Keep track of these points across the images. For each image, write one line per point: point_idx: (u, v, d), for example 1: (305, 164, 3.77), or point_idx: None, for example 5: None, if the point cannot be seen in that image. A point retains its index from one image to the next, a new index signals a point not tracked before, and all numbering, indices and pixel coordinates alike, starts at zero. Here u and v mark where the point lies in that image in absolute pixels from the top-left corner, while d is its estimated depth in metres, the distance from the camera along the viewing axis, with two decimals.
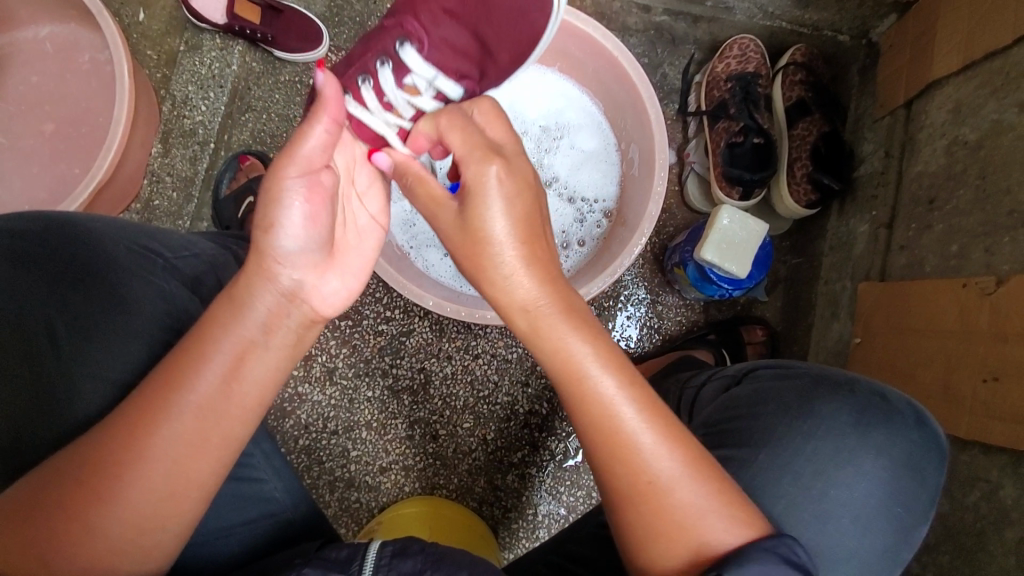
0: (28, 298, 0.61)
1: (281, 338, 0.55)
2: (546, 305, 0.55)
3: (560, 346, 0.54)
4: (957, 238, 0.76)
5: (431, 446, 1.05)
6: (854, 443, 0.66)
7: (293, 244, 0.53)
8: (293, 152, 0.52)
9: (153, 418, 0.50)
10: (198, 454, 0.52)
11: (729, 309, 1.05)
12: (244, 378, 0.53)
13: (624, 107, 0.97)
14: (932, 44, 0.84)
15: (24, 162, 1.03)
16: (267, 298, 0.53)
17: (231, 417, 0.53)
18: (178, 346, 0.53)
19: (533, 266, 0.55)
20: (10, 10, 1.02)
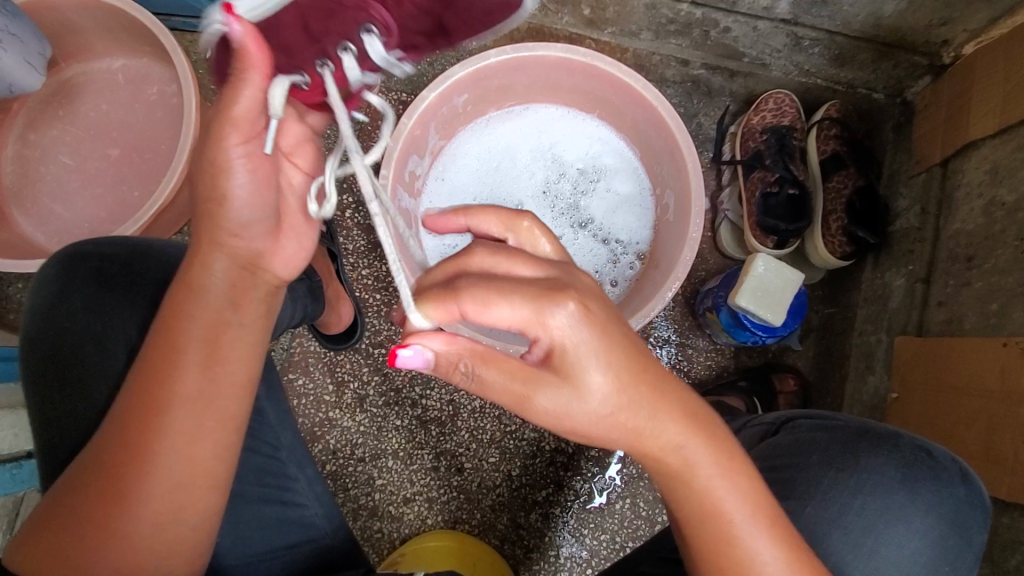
0: (99, 313, 0.64)
1: (251, 311, 0.57)
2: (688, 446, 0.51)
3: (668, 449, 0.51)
4: (997, 296, 0.76)
5: (455, 479, 1.05)
6: (902, 500, 0.66)
7: (244, 212, 0.52)
8: (226, 118, 0.48)
9: (173, 411, 0.54)
10: (196, 440, 0.55)
11: (760, 357, 1.06)
12: (223, 359, 0.55)
13: (660, 155, 1.00)
14: (967, 108, 0.85)
15: (88, 184, 1.10)
16: (221, 268, 0.54)
17: (226, 397, 0.56)
18: (156, 335, 0.55)
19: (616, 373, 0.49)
20: (88, 43, 1.10)
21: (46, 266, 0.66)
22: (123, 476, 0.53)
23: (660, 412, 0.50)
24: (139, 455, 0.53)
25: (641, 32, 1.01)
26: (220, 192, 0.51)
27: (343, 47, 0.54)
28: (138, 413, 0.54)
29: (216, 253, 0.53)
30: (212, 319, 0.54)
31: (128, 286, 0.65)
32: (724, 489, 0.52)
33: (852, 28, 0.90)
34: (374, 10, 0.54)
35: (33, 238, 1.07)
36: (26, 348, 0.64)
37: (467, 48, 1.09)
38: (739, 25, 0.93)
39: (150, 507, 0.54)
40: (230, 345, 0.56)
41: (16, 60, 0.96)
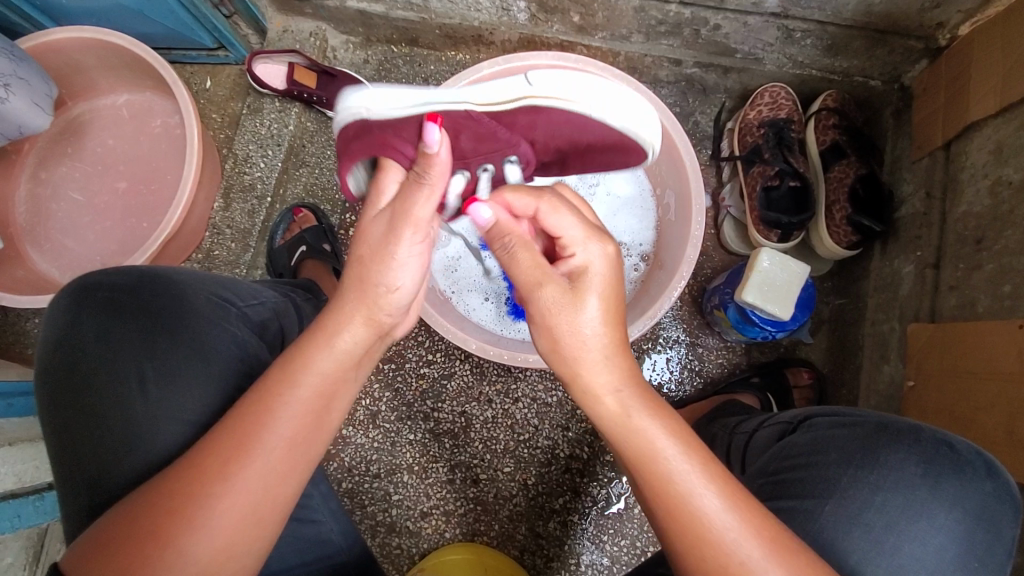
0: (111, 342, 0.65)
1: (361, 373, 0.59)
2: (627, 397, 0.53)
3: (639, 437, 0.52)
4: (1009, 277, 0.74)
5: (471, 491, 1.04)
6: (925, 496, 0.64)
7: (404, 295, 0.58)
8: (408, 216, 0.55)
9: (246, 445, 0.52)
10: (282, 480, 0.54)
11: (772, 352, 1.06)
12: (333, 409, 0.57)
13: (658, 156, 0.99)
14: (966, 88, 0.84)
15: (99, 218, 1.13)
16: (355, 331, 0.56)
17: (314, 443, 0.56)
18: (267, 374, 0.55)
19: (618, 359, 0.54)
20: (93, 83, 1.12)
21: (58, 299, 0.68)
22: (184, 515, 0.50)
23: (612, 343, 0.54)
24: (205, 493, 0.51)
25: (631, 35, 1.01)
26: (388, 280, 0.56)
27: (483, 168, 0.69)
28: (224, 445, 0.52)
29: (355, 314, 0.56)
30: (333, 376, 0.56)
31: (142, 314, 0.66)
32: (658, 433, 0.52)
33: (843, 17, 0.88)
34: (520, 150, 0.68)
35: (47, 274, 1.09)
36: (41, 381, 0.65)
37: (460, 62, 1.15)
38: (728, 21, 0.93)
39: (207, 543, 0.50)
40: (340, 402, 0.58)
41: (24, 102, 0.98)
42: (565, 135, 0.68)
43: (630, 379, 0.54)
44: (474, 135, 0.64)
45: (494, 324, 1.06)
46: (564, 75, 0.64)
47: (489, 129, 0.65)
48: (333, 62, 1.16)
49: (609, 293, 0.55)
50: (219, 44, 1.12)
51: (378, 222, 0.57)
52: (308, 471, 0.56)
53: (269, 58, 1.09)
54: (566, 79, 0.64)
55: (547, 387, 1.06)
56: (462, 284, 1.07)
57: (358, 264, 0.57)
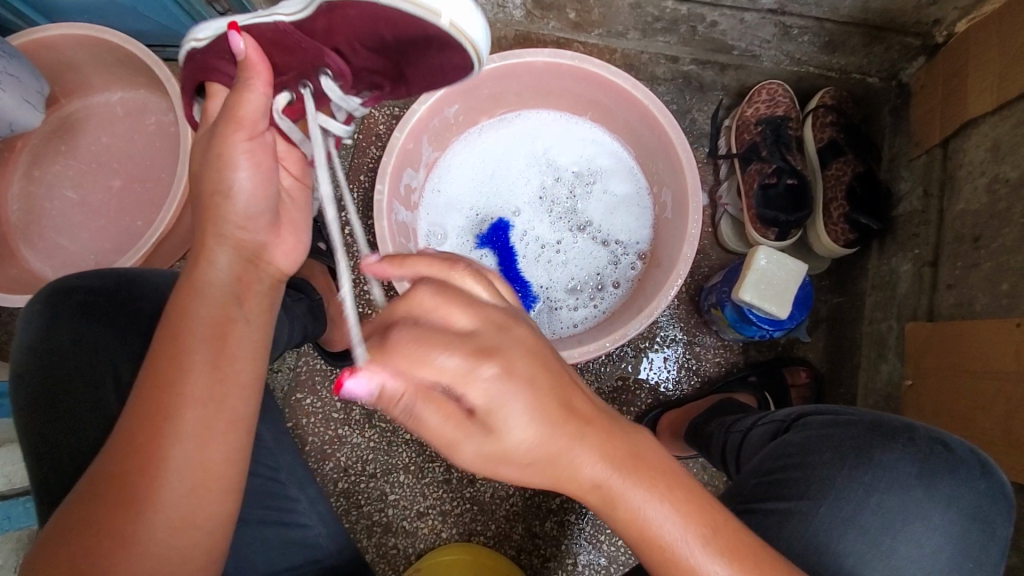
0: (95, 345, 0.65)
1: (255, 304, 0.57)
2: (614, 479, 0.46)
3: (635, 515, 0.46)
4: (1007, 276, 0.74)
5: (468, 491, 1.04)
6: (920, 496, 0.64)
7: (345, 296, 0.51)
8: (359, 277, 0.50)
9: (162, 411, 0.51)
10: (208, 442, 0.52)
11: (770, 351, 1.05)
12: (234, 358, 0.54)
13: (655, 153, 0.99)
14: (964, 86, 0.84)
15: (92, 216, 1.12)
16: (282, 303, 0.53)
17: (233, 396, 0.54)
18: (157, 339, 0.54)
19: (592, 438, 0.45)
20: (86, 80, 1.12)
21: (34, 302, 0.67)
22: (130, 495, 0.50)
23: (582, 430, 0.45)
24: (149, 471, 0.51)
25: (628, 32, 1.01)
26: (224, 188, 0.54)
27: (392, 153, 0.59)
28: (143, 410, 0.52)
29: (220, 246, 0.55)
30: (217, 315, 0.54)
31: (125, 318, 0.66)
32: (651, 506, 0.46)
33: (840, 14, 0.88)
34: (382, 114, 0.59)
35: (41, 273, 1.09)
36: (21, 383, 0.64)
37: None
38: (725, 18, 0.92)
39: (159, 521, 0.51)
40: (238, 342, 0.55)
41: (15, 99, 0.98)
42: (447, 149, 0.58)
43: (614, 453, 0.46)
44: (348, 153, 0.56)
45: None
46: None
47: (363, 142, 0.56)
48: None
49: (537, 396, 0.44)
50: None
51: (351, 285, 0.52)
52: (243, 433, 0.55)
53: None
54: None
55: None
56: None
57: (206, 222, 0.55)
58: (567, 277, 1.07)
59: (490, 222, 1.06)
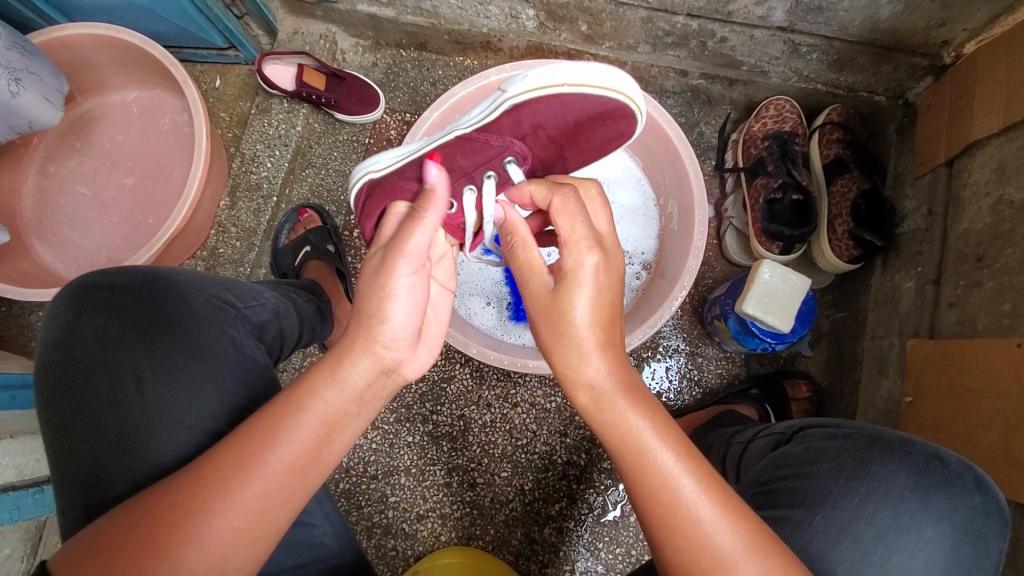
0: (111, 342, 0.65)
1: (371, 408, 0.58)
2: (610, 385, 0.53)
3: (621, 421, 0.52)
4: (1009, 296, 0.75)
5: (468, 495, 1.05)
6: (914, 509, 0.64)
7: (400, 327, 0.57)
8: (402, 249, 0.56)
9: (242, 466, 0.51)
10: (278, 505, 0.52)
11: (772, 363, 1.06)
12: (334, 441, 0.55)
13: (663, 166, 1.00)
14: (970, 107, 0.85)
15: (105, 213, 1.14)
16: (366, 365, 0.56)
17: (315, 473, 0.54)
18: (265, 407, 0.55)
19: (609, 350, 0.54)
20: (103, 79, 1.13)
21: (60, 297, 0.68)
22: (184, 527, 0.49)
23: (606, 354, 0.54)
24: (209, 509, 0.50)
25: (639, 46, 1.02)
26: (383, 312, 0.56)
27: (488, 175, 0.70)
28: (232, 462, 0.51)
29: (362, 351, 0.56)
30: (338, 409, 0.55)
31: (142, 315, 0.66)
32: (638, 420, 0.52)
33: (849, 33, 0.89)
34: (515, 149, 0.71)
35: (52, 268, 1.10)
36: (41, 378, 0.66)
37: (468, 67, 1.16)
38: (735, 34, 0.93)
39: (202, 559, 0.49)
40: (342, 434, 0.56)
41: (34, 97, 0.99)
42: (554, 121, 0.71)
43: (620, 369, 0.54)
44: (467, 150, 0.69)
45: (496, 328, 1.07)
46: (595, 66, 0.68)
47: (477, 141, 0.70)
48: (342, 64, 1.17)
49: (603, 296, 0.55)
50: (230, 44, 1.13)
51: (376, 257, 0.59)
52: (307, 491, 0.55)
53: (280, 59, 1.10)
54: (597, 70, 0.68)
55: (547, 393, 1.06)
56: (465, 288, 1.07)
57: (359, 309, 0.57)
58: None
59: None
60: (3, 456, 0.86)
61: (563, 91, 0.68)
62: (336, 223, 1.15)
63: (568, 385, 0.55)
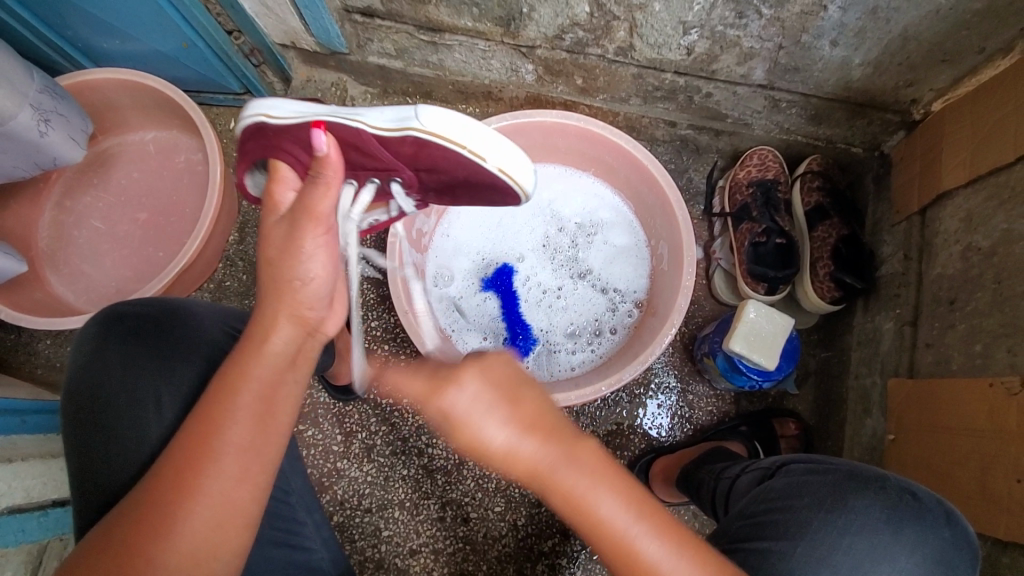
0: (132, 367, 0.68)
1: (305, 367, 0.60)
2: (541, 464, 0.51)
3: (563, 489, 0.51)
4: (980, 337, 0.78)
5: (461, 529, 1.05)
6: (888, 541, 0.66)
7: (320, 286, 0.58)
8: (314, 212, 0.56)
9: (201, 462, 0.55)
10: (242, 484, 0.56)
11: (760, 402, 1.09)
12: (276, 412, 0.58)
13: (653, 209, 1.05)
14: (939, 160, 0.91)
15: (117, 246, 1.18)
16: (284, 331, 0.58)
17: (270, 448, 0.58)
18: (208, 394, 0.57)
19: (528, 428, 0.52)
20: (124, 120, 1.20)
21: (88, 326, 0.71)
22: (158, 524, 0.54)
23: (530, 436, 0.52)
24: (175, 502, 0.54)
25: (630, 98, 1.09)
26: (299, 274, 0.57)
27: (371, 181, 0.70)
28: (186, 455, 0.55)
29: (281, 317, 0.58)
30: (270, 380, 0.57)
31: (161, 341, 0.69)
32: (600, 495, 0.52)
33: (824, 91, 0.96)
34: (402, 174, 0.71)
35: (64, 298, 1.14)
36: (64, 404, 0.68)
37: (470, 115, 1.23)
38: (719, 90, 1.00)
39: (176, 547, 0.54)
40: (283, 401, 0.59)
41: (61, 136, 1.05)
42: (449, 170, 0.71)
43: (545, 436, 0.52)
44: (360, 150, 0.67)
45: None
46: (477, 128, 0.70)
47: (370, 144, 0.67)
48: (351, 110, 1.23)
49: (490, 395, 0.52)
50: (246, 89, 1.20)
51: (279, 225, 0.58)
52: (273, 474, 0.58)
53: None
54: (475, 132, 0.69)
55: None
56: (462, 324, 1.11)
57: (269, 281, 0.58)
58: (566, 321, 1.11)
59: (494, 267, 1.12)
60: (9, 481, 0.87)
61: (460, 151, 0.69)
62: None
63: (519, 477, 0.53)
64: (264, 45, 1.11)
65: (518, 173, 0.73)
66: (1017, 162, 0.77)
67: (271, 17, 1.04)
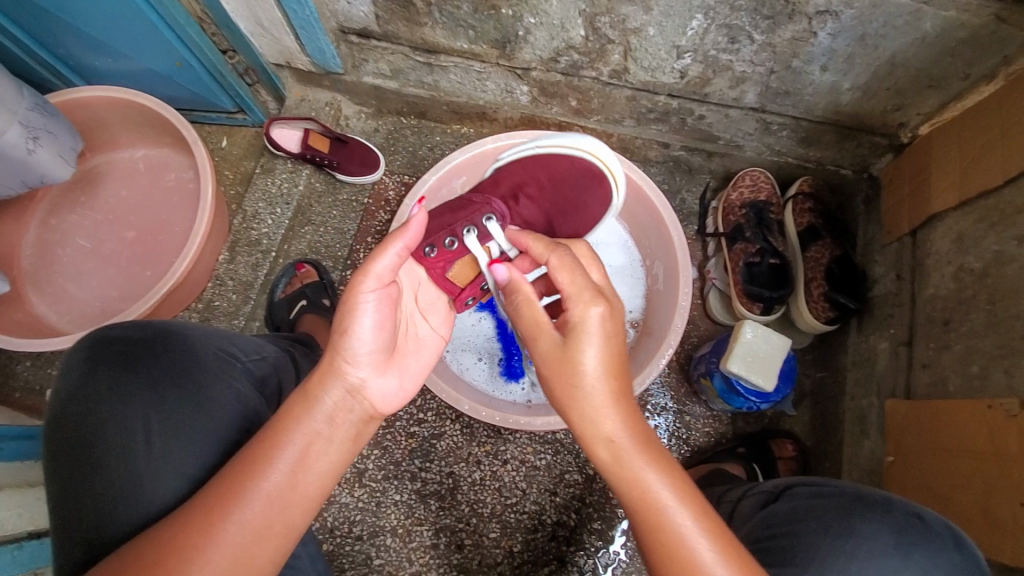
0: (125, 394, 0.66)
1: (342, 431, 0.59)
2: (625, 441, 0.54)
3: (637, 479, 0.53)
4: (976, 358, 0.79)
5: (456, 557, 1.02)
6: (898, 566, 0.65)
7: (365, 344, 0.61)
8: (366, 271, 0.60)
9: (226, 509, 0.52)
10: (262, 541, 0.53)
11: (757, 423, 1.08)
12: (312, 471, 0.56)
13: (648, 230, 1.06)
14: (929, 182, 0.92)
15: (103, 265, 1.16)
16: (336, 390, 0.59)
17: (297, 509, 0.55)
18: (250, 443, 0.56)
19: (619, 405, 0.56)
20: (113, 137, 1.18)
21: (76, 350, 0.69)
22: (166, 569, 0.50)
23: (618, 412, 0.56)
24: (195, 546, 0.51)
25: (624, 120, 1.10)
26: (349, 329, 0.60)
27: (468, 229, 0.76)
28: (211, 503, 0.53)
29: (333, 379, 0.59)
30: (312, 433, 0.57)
31: (154, 367, 0.67)
32: (655, 478, 0.53)
33: (815, 114, 0.98)
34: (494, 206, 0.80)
35: (46, 319, 1.11)
36: (48, 432, 0.66)
37: (464, 135, 1.23)
38: (712, 113, 1.02)
39: None
40: (318, 462, 0.57)
41: (49, 154, 1.03)
42: (534, 179, 0.87)
43: (634, 427, 0.56)
44: (454, 205, 0.80)
45: (487, 383, 1.08)
46: (569, 138, 0.88)
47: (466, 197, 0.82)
48: (345, 129, 1.23)
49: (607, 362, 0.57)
50: (239, 108, 1.20)
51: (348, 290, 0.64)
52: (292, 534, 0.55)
53: (286, 123, 1.16)
54: (571, 140, 0.88)
55: (536, 450, 1.06)
56: (456, 344, 1.10)
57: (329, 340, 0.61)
58: None
59: None
60: None
61: (536, 151, 0.88)
62: (332, 277, 1.18)
63: (587, 440, 0.56)
64: (258, 64, 1.11)
65: (597, 150, 0.88)
66: (1005, 185, 0.79)
67: (265, 37, 1.04)
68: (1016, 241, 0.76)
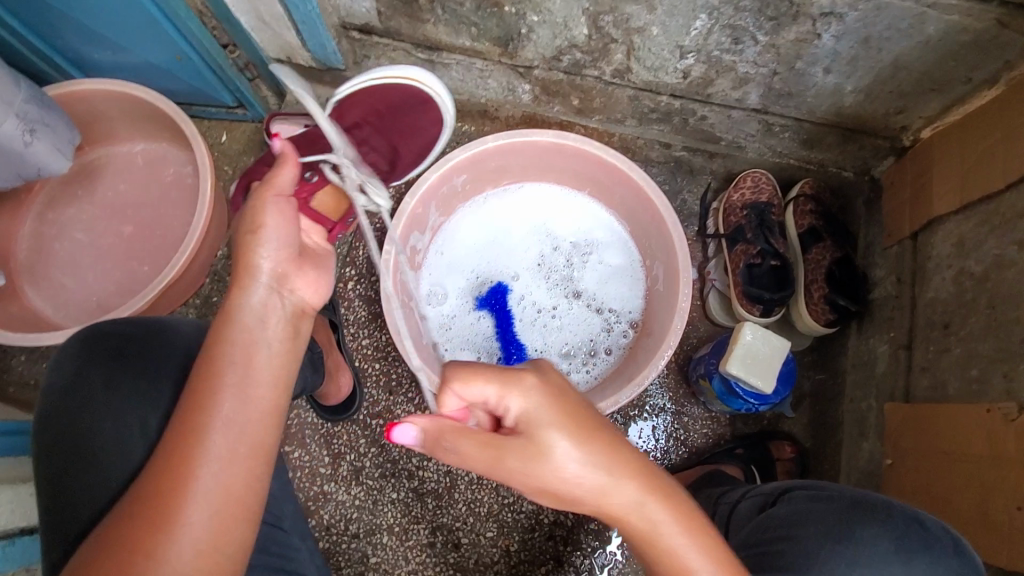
0: (116, 391, 0.65)
1: (288, 335, 0.59)
2: (634, 521, 0.53)
3: (666, 552, 0.53)
4: (975, 362, 0.79)
5: (452, 556, 1.02)
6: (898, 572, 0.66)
7: (275, 249, 0.58)
8: (269, 187, 0.58)
9: (186, 449, 0.53)
10: (236, 467, 0.54)
11: (756, 424, 1.08)
12: (258, 381, 0.56)
13: (649, 230, 1.05)
14: (930, 186, 0.92)
15: (101, 259, 1.15)
16: (258, 294, 0.57)
17: (263, 427, 0.56)
18: (190, 384, 0.56)
19: (618, 481, 0.53)
20: (111, 131, 1.17)
21: (64, 346, 0.68)
22: (155, 520, 0.51)
23: (620, 486, 0.53)
24: (172, 501, 0.52)
25: (625, 120, 1.10)
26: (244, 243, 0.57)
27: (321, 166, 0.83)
28: (172, 450, 0.53)
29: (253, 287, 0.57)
30: (247, 346, 0.56)
31: (146, 364, 0.67)
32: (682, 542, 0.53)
33: (816, 116, 0.98)
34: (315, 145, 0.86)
35: (43, 313, 1.11)
36: (38, 428, 0.65)
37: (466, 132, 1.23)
38: (714, 113, 1.02)
39: (180, 543, 0.52)
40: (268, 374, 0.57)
41: (47, 147, 1.03)
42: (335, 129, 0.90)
43: (641, 500, 0.54)
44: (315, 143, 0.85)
45: None
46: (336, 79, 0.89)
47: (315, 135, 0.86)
48: None
49: (578, 444, 0.53)
50: (239, 103, 1.19)
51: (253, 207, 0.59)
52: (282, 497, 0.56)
53: (285, 120, 1.15)
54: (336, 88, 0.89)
55: None
56: (455, 343, 1.09)
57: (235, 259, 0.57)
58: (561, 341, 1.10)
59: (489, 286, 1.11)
60: None
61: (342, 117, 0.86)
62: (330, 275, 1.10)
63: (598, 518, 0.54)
64: (259, 59, 1.10)
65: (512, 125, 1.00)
66: (1006, 189, 0.78)
67: (267, 32, 1.04)
68: (1017, 245, 0.75)
